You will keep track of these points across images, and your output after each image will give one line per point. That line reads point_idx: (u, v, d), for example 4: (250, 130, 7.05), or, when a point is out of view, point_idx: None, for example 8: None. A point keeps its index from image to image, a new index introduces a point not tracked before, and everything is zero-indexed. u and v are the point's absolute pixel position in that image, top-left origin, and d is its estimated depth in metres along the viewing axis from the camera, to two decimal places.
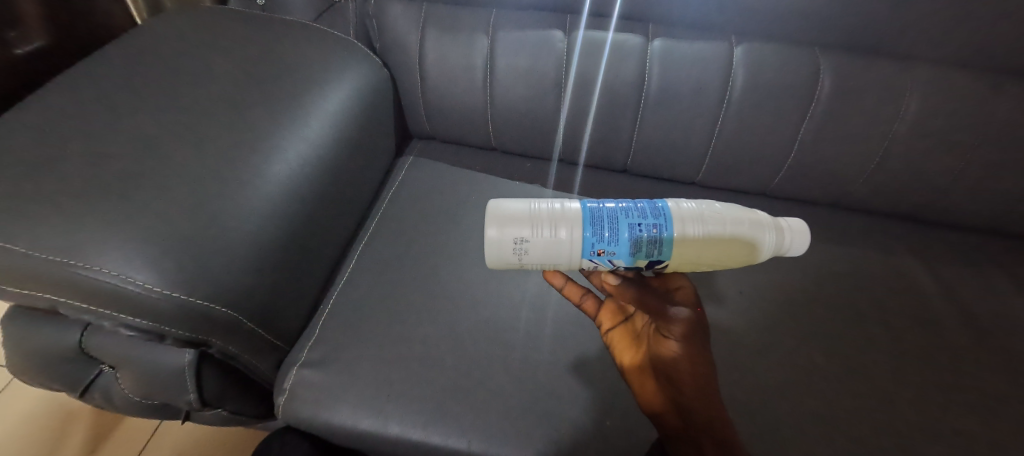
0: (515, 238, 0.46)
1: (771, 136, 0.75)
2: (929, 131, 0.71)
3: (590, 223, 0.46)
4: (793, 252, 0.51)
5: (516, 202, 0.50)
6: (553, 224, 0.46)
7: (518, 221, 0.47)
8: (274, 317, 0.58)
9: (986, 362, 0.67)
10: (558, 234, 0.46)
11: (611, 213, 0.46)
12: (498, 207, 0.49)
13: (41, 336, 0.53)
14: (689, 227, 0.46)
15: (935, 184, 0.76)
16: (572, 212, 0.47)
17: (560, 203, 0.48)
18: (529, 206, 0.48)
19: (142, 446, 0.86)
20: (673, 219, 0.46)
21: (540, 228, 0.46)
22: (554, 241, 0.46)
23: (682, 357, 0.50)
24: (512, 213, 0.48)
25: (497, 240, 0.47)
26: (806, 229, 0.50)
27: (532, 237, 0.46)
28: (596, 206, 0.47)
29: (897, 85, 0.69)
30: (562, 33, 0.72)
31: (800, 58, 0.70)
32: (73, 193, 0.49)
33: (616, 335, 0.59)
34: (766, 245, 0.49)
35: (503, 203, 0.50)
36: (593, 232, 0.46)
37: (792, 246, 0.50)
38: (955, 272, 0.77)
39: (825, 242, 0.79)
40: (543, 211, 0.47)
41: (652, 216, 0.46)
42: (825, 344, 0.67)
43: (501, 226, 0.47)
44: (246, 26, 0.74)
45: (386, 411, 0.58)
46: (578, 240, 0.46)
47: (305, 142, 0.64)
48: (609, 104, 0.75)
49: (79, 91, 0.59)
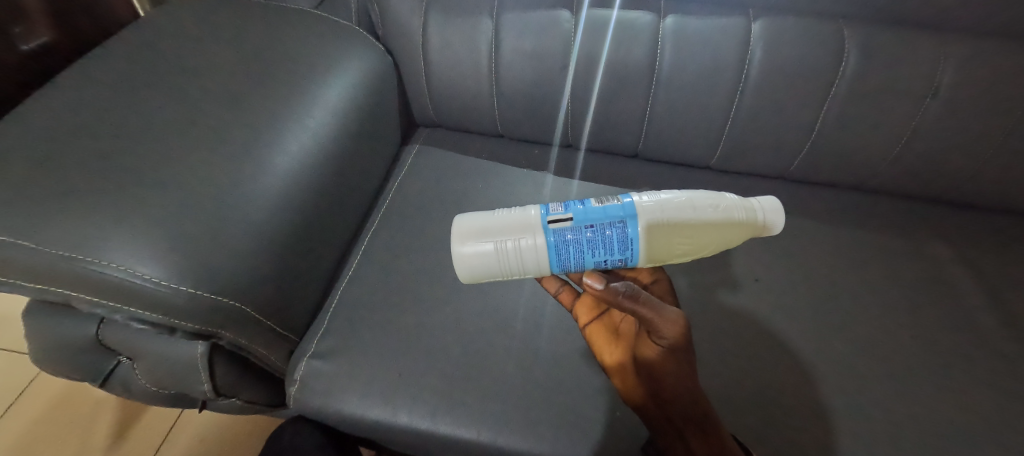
0: (481, 255, 0.43)
1: (789, 116, 0.72)
2: (963, 107, 0.67)
3: (556, 248, 0.42)
4: (768, 229, 0.47)
5: (477, 229, 0.44)
6: (519, 254, 0.42)
7: (481, 235, 0.43)
8: (283, 309, 0.58)
9: (1018, 350, 0.64)
10: (522, 255, 0.42)
11: (573, 216, 0.42)
12: (458, 234, 0.44)
13: (62, 328, 0.54)
14: (660, 219, 0.42)
15: (965, 163, 0.72)
16: (539, 254, 0.42)
17: (521, 210, 0.44)
18: (491, 217, 0.44)
19: (157, 447, 0.88)
20: (639, 218, 0.42)
21: (508, 270, 0.44)
22: (519, 252, 0.42)
23: (667, 358, 0.47)
24: (475, 256, 0.43)
25: (471, 282, 0.45)
26: (778, 206, 0.47)
27: (503, 277, 0.44)
28: (563, 243, 0.42)
29: (929, 58, 0.65)
30: (569, 12, 0.69)
31: (823, 32, 0.66)
32: (80, 189, 0.49)
33: (596, 330, 0.57)
34: (742, 231, 0.46)
35: (464, 230, 0.44)
36: (560, 249, 0.42)
37: (768, 226, 0.47)
38: (984, 256, 0.73)
39: (844, 226, 0.76)
40: (507, 250, 0.42)
41: (617, 218, 0.42)
42: (847, 333, 0.65)
43: (464, 243, 0.43)
44: (246, 15, 0.73)
45: (395, 401, 0.58)
46: (543, 248, 0.42)
47: (307, 132, 0.63)
48: (617, 86, 0.73)
49: (82, 87, 0.59)
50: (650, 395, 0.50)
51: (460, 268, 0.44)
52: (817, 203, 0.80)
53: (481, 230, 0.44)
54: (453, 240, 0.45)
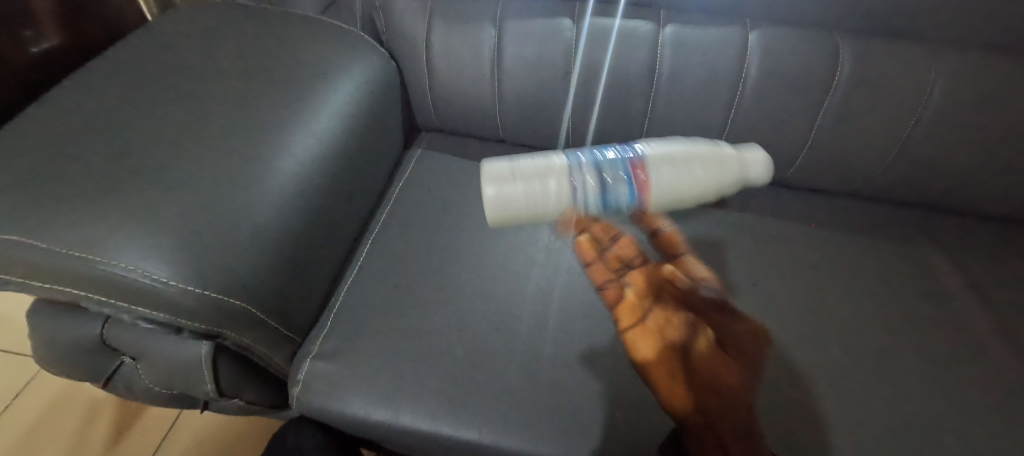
0: (513, 193, 0.52)
1: (786, 124, 0.73)
2: (954, 116, 0.68)
3: (581, 184, 0.51)
4: (758, 180, 0.57)
5: (506, 173, 0.53)
6: (547, 190, 0.51)
7: (512, 178, 0.52)
8: (288, 310, 0.59)
9: (1009, 354, 0.65)
10: (549, 189, 0.51)
11: (591, 158, 0.52)
12: (491, 176, 0.53)
13: (69, 328, 0.55)
14: (665, 162, 0.52)
15: (957, 171, 0.73)
16: (560, 185, 0.52)
17: (544, 157, 0.54)
18: (515, 166, 0.53)
19: (155, 448, 0.88)
20: (647, 159, 0.52)
21: (537, 207, 0.52)
22: (547, 188, 0.51)
23: (726, 365, 0.53)
24: (507, 194, 0.51)
25: (497, 222, 0.53)
26: (767, 158, 0.57)
27: (529, 215, 0.53)
28: (586, 178, 0.51)
29: (921, 69, 0.67)
30: (571, 21, 0.71)
31: (817, 43, 0.67)
32: (90, 190, 0.50)
33: (637, 333, 0.57)
34: (733, 176, 0.56)
35: (494, 175, 0.53)
36: (583, 185, 0.51)
37: (759, 174, 0.57)
38: (976, 262, 0.75)
39: (840, 232, 0.78)
40: (536, 188, 0.51)
41: (628, 160, 0.52)
42: (842, 337, 0.66)
43: (496, 185, 0.52)
44: (253, 21, 0.74)
45: (399, 402, 0.59)
46: (568, 184, 0.51)
47: (314, 135, 0.64)
48: (618, 94, 0.74)
49: (91, 90, 0.60)
50: (703, 405, 0.51)
51: (491, 206, 0.51)
52: (814, 209, 0.81)
53: (511, 173, 0.52)
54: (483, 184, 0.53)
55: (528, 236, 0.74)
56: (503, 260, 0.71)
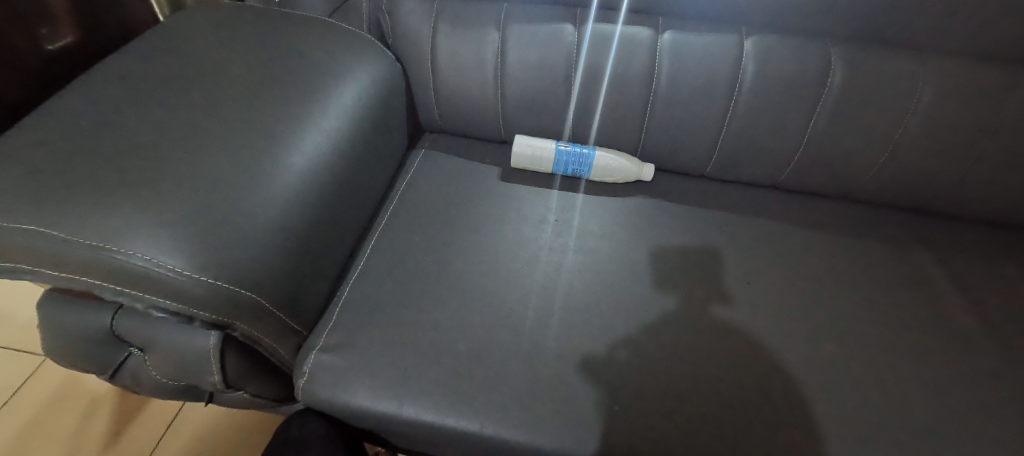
0: (524, 153, 0.82)
1: (779, 129, 0.76)
2: (941, 121, 0.71)
3: (556, 162, 0.82)
4: (645, 177, 0.84)
5: (525, 139, 0.82)
6: (537, 160, 0.83)
7: (526, 147, 0.82)
8: (295, 303, 0.60)
9: (996, 352, 0.67)
10: (539, 161, 0.83)
11: (566, 152, 0.81)
12: (516, 146, 0.83)
13: (81, 318, 0.56)
14: (600, 161, 0.81)
15: (944, 175, 0.76)
16: (547, 152, 0.82)
17: (546, 142, 0.82)
18: (537, 139, 0.83)
19: (153, 447, 0.88)
20: (593, 159, 0.81)
21: (534, 166, 0.84)
22: (538, 158, 0.83)
23: None
24: (519, 154, 0.83)
25: (518, 167, 0.85)
26: (653, 167, 0.84)
27: (530, 169, 0.85)
28: (561, 159, 0.82)
29: (909, 75, 0.69)
30: (572, 26, 0.73)
31: (809, 50, 0.70)
32: (107, 181, 0.51)
33: None
34: (633, 176, 0.83)
35: (519, 139, 0.83)
36: (558, 161, 0.82)
37: (645, 175, 0.84)
38: (965, 264, 0.77)
39: (832, 233, 0.80)
40: (535, 156, 0.82)
41: (585, 154, 0.81)
42: (834, 334, 0.67)
43: (519, 146, 0.82)
44: (263, 23, 0.76)
45: (404, 393, 0.60)
46: (549, 159, 0.82)
47: (321, 133, 0.66)
48: (618, 97, 0.76)
49: (107, 87, 0.61)
50: None
51: (511, 158, 0.84)
52: (808, 212, 0.83)
53: (526, 142, 0.82)
54: (513, 143, 0.84)
55: (529, 235, 0.76)
56: (504, 257, 0.73)
